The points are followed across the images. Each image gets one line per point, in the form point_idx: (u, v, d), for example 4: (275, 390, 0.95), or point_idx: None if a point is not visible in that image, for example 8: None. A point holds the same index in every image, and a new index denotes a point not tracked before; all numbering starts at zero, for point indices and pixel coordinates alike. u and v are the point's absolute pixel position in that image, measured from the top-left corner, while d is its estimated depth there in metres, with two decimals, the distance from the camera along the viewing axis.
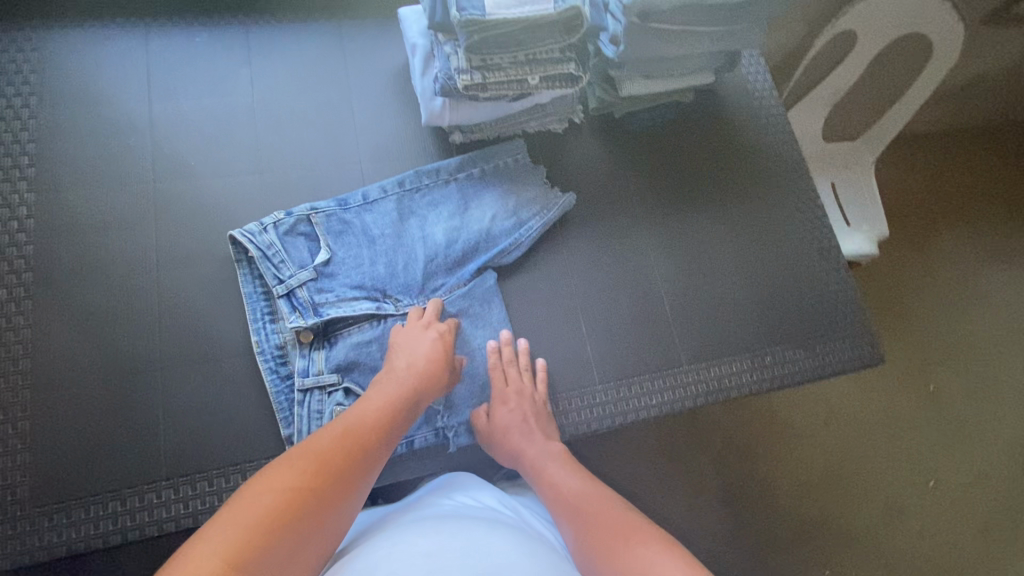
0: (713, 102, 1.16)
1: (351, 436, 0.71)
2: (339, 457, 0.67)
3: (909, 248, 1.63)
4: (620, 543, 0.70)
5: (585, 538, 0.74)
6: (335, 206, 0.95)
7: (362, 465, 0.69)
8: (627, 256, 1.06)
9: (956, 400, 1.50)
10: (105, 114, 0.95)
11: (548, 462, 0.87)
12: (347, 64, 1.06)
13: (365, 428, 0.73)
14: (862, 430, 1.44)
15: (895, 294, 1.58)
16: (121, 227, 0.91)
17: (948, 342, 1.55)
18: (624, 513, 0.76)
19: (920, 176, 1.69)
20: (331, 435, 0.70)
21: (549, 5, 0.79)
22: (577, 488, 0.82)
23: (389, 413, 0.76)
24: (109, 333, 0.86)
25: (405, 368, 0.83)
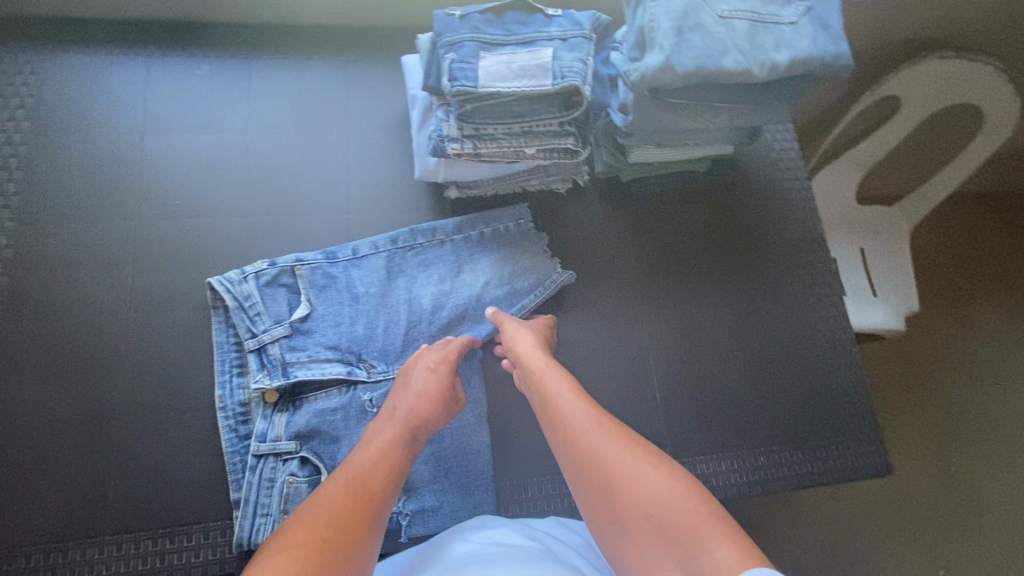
0: (731, 172, 1.09)
1: (356, 484, 0.67)
2: (347, 510, 0.64)
3: (947, 321, 1.47)
4: (622, 474, 0.66)
5: (584, 460, 0.69)
6: (321, 259, 0.92)
7: (373, 514, 0.65)
8: (620, 332, 1.00)
9: (985, 499, 1.35)
10: (98, 145, 0.95)
11: (550, 370, 0.80)
12: (348, 106, 1.03)
13: (370, 473, 0.69)
14: (873, 523, 1.31)
15: (925, 372, 1.43)
16: (99, 263, 0.90)
17: (975, 431, 1.40)
18: (621, 433, 0.70)
19: (969, 241, 1.52)
20: (336, 486, 0.67)
21: (550, 81, 0.73)
22: (580, 400, 0.75)
23: (392, 454, 0.73)
24: (75, 374, 0.85)
25: (404, 401, 0.80)
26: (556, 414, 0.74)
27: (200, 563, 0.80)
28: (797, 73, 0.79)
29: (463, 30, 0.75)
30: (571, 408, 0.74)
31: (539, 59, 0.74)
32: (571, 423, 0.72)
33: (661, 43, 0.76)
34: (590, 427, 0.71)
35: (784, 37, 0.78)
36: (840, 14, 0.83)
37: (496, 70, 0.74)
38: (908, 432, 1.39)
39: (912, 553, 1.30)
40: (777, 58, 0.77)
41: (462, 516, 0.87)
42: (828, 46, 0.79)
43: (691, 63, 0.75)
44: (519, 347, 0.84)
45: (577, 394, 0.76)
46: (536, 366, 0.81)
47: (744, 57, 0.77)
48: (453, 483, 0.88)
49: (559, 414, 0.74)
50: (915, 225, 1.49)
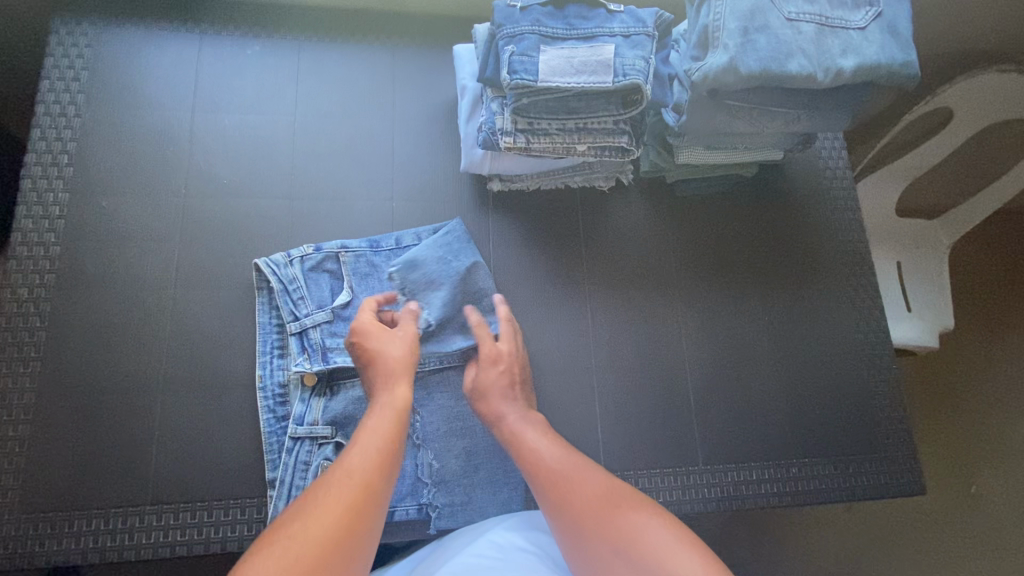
0: (776, 179, 1.07)
1: (349, 484, 0.64)
2: (340, 512, 0.60)
3: (986, 338, 1.43)
4: (594, 511, 0.67)
5: (557, 504, 0.70)
6: (365, 247, 0.93)
7: (369, 515, 0.62)
8: (656, 335, 0.99)
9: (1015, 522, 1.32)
10: (149, 121, 0.95)
11: (518, 421, 0.82)
12: (395, 93, 1.02)
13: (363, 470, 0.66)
14: (898, 540, 1.29)
15: (960, 389, 1.40)
16: (147, 239, 0.91)
17: (994, 452, 1.37)
18: (593, 469, 0.73)
19: (1014, 258, 1.47)
20: (327, 487, 0.63)
21: (611, 78, 0.72)
22: (549, 449, 0.77)
23: (382, 447, 0.69)
24: (121, 346, 0.87)
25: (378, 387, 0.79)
26: (528, 461, 0.76)
27: (236, 539, 0.82)
28: (862, 80, 0.77)
29: (525, 21, 0.74)
30: (541, 455, 0.76)
31: (601, 55, 0.73)
32: (542, 467, 0.74)
33: (725, 43, 0.74)
34: (559, 470, 0.73)
35: (851, 43, 0.76)
36: (910, 21, 0.80)
37: (556, 65, 0.73)
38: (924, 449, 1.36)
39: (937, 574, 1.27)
40: (843, 64, 0.75)
41: (491, 511, 0.88)
42: (897, 54, 0.77)
43: (756, 65, 0.74)
44: (494, 395, 0.85)
45: (545, 437, 0.79)
46: (508, 422, 0.82)
47: (810, 62, 0.75)
48: (483, 478, 0.89)
49: (530, 462, 0.76)
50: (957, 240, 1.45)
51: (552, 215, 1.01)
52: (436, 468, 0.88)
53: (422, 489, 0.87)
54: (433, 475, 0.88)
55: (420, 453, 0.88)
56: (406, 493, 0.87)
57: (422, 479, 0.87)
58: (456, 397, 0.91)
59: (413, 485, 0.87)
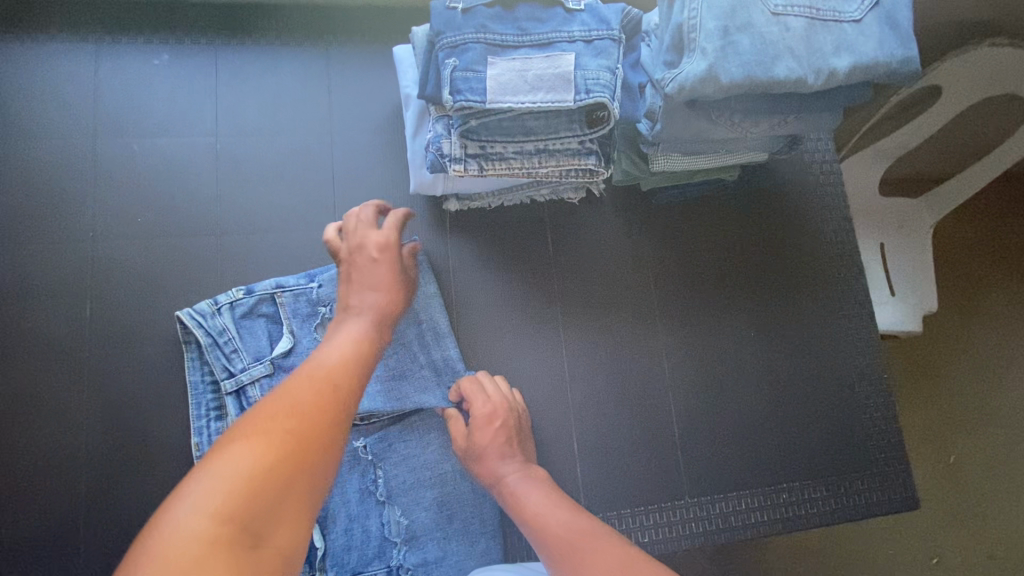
0: (761, 178, 0.98)
1: (322, 371, 0.58)
2: (314, 398, 0.55)
3: (979, 319, 1.37)
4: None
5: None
6: (305, 285, 0.82)
7: (348, 400, 0.57)
8: (636, 360, 0.92)
9: (1007, 510, 1.29)
10: (43, 151, 0.82)
11: (521, 483, 0.75)
12: (332, 102, 0.90)
13: (340, 361, 0.60)
14: (892, 537, 1.25)
15: (952, 375, 1.34)
16: (54, 293, 0.79)
17: (981, 434, 1.32)
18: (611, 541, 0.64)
19: (1009, 233, 1.40)
20: (300, 373, 0.57)
21: (571, 96, 0.61)
22: (557, 512, 0.69)
23: (361, 348, 0.63)
24: (34, 420, 0.76)
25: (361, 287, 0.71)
26: (536, 531, 0.68)
27: None
28: (857, 80, 0.68)
29: (468, 28, 0.62)
30: (551, 523, 0.68)
31: (559, 67, 0.62)
32: (552, 538, 0.66)
33: (702, 47, 0.64)
34: (572, 538, 0.65)
35: (845, 38, 0.67)
36: (910, 8, 0.70)
37: (507, 80, 0.62)
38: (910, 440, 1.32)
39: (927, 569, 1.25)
40: (837, 64, 0.66)
41: (469, 564, 0.81)
42: (896, 50, 0.67)
43: (738, 71, 0.64)
44: (490, 457, 0.78)
45: (554, 503, 0.71)
46: (509, 482, 0.75)
47: (800, 64, 0.65)
48: (457, 531, 0.81)
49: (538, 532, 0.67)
50: (946, 219, 1.39)
51: (518, 234, 0.92)
52: (405, 525, 0.80)
53: (391, 549, 0.79)
54: (402, 532, 0.80)
55: (386, 510, 0.80)
56: (373, 555, 0.79)
57: (390, 538, 0.80)
58: (422, 444, 0.83)
59: (380, 546, 0.79)
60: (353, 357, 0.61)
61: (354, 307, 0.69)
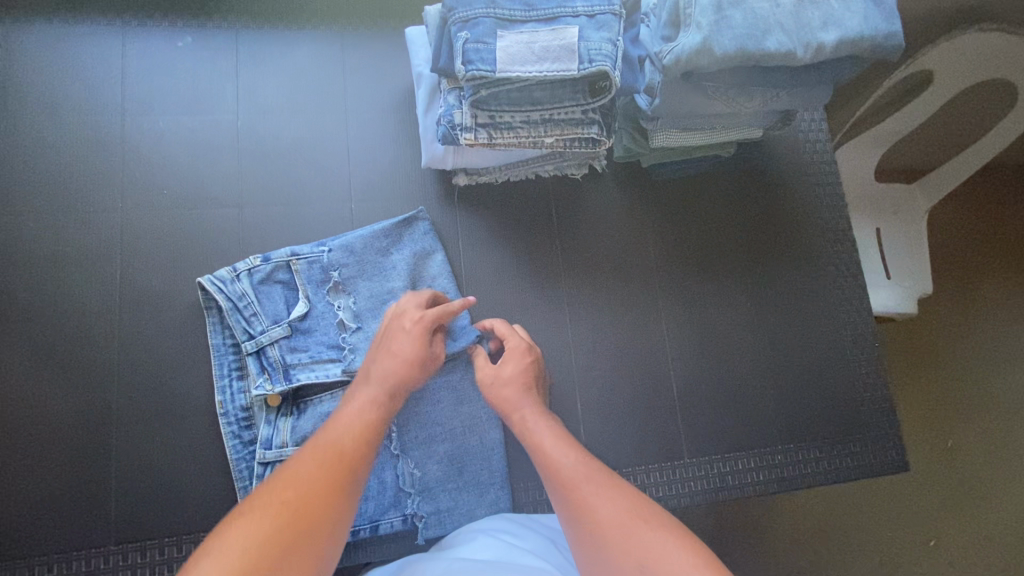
0: (755, 155, 1.02)
1: (329, 451, 0.61)
2: (319, 478, 0.58)
3: (971, 299, 1.41)
4: (614, 525, 0.60)
5: (576, 509, 0.63)
6: (317, 252, 0.86)
7: (352, 485, 0.59)
8: (636, 327, 0.96)
9: (998, 483, 1.33)
10: (74, 127, 0.86)
11: (538, 416, 0.73)
12: (346, 83, 0.94)
13: (344, 435, 0.62)
14: (889, 510, 1.28)
15: (945, 353, 1.38)
16: (85, 259, 0.83)
17: (972, 410, 1.36)
18: (616, 481, 0.65)
19: (999, 216, 1.44)
20: (301, 458, 0.60)
21: (575, 66, 0.66)
22: (569, 449, 0.68)
23: (367, 424, 0.64)
24: (66, 378, 0.80)
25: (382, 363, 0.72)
26: (547, 465, 0.67)
27: None
28: (844, 54, 0.72)
29: (478, 3, 0.67)
30: (562, 459, 0.67)
31: (564, 39, 0.66)
32: (562, 472, 0.66)
33: (697, 21, 0.69)
34: (579, 474, 0.65)
35: (832, 14, 0.71)
36: None
37: (515, 52, 0.66)
38: (903, 416, 1.35)
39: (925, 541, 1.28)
40: (825, 38, 0.70)
41: (479, 513, 0.85)
42: (880, 25, 0.72)
43: (732, 44, 0.68)
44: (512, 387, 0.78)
45: (568, 441, 0.69)
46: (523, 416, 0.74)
47: (790, 38, 0.70)
48: (467, 482, 0.86)
49: (548, 465, 0.67)
50: (939, 203, 1.43)
51: (523, 207, 0.96)
52: (418, 477, 0.85)
53: (405, 499, 0.84)
54: (415, 484, 0.84)
55: (400, 462, 0.84)
56: (388, 505, 0.83)
57: (405, 489, 0.84)
58: (433, 403, 0.87)
59: (395, 497, 0.84)
60: (362, 432, 0.63)
61: (371, 378, 0.71)
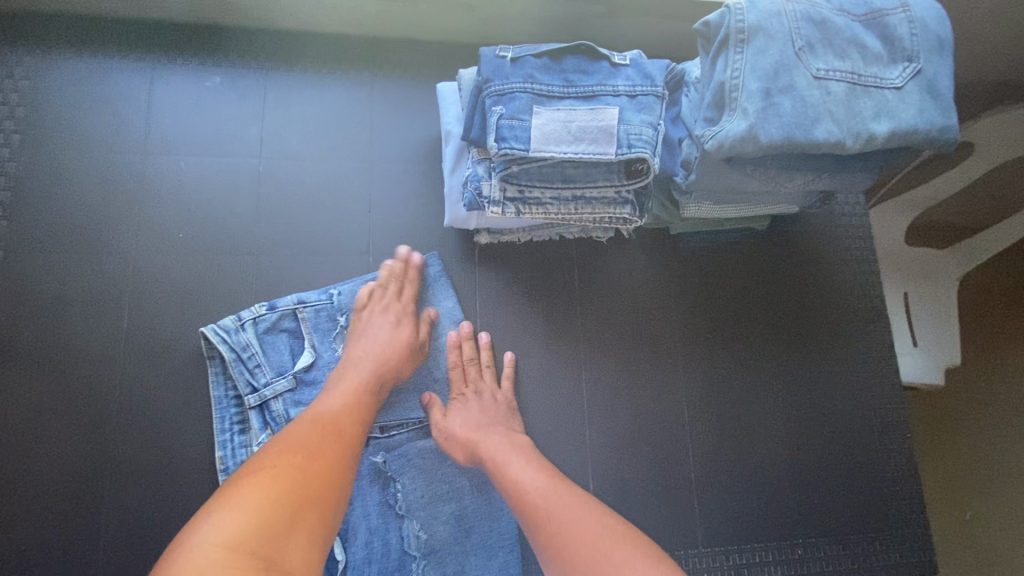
0: (790, 227, 0.98)
1: (326, 421, 0.67)
2: (321, 443, 0.64)
3: None
4: (583, 550, 0.65)
5: (544, 538, 0.68)
6: (325, 300, 0.84)
7: (349, 446, 0.66)
8: (656, 400, 0.92)
9: None
10: (95, 163, 0.85)
11: (504, 448, 0.78)
12: (372, 130, 0.92)
13: (339, 413, 0.69)
14: None
15: None
16: (94, 301, 0.81)
17: None
18: (586, 505, 0.70)
19: None
20: (302, 424, 0.66)
21: (613, 150, 0.63)
22: (539, 479, 0.73)
23: (356, 402, 0.71)
24: (65, 425, 0.78)
25: (364, 348, 0.79)
26: (516, 489, 0.73)
27: None
28: (895, 145, 0.69)
29: (516, 77, 0.64)
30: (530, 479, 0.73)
31: (603, 120, 0.63)
32: (529, 499, 0.71)
33: (743, 107, 0.65)
34: (545, 501, 0.70)
35: (886, 105, 0.67)
36: (952, 76, 0.70)
37: (551, 131, 0.63)
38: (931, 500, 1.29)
39: None
40: (877, 129, 0.67)
41: None
42: (935, 118, 0.68)
43: (778, 133, 0.65)
44: (469, 433, 0.81)
45: (538, 465, 0.75)
46: (490, 448, 0.79)
47: (839, 127, 0.66)
48: (475, 544, 0.81)
49: (515, 497, 0.72)
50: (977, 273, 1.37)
51: (545, 269, 0.93)
52: (424, 539, 0.80)
53: (411, 563, 0.79)
54: (421, 546, 0.80)
55: (406, 523, 0.80)
56: (393, 568, 0.79)
57: (410, 552, 0.79)
58: (441, 462, 0.83)
59: (400, 560, 0.79)
60: (353, 408, 0.71)
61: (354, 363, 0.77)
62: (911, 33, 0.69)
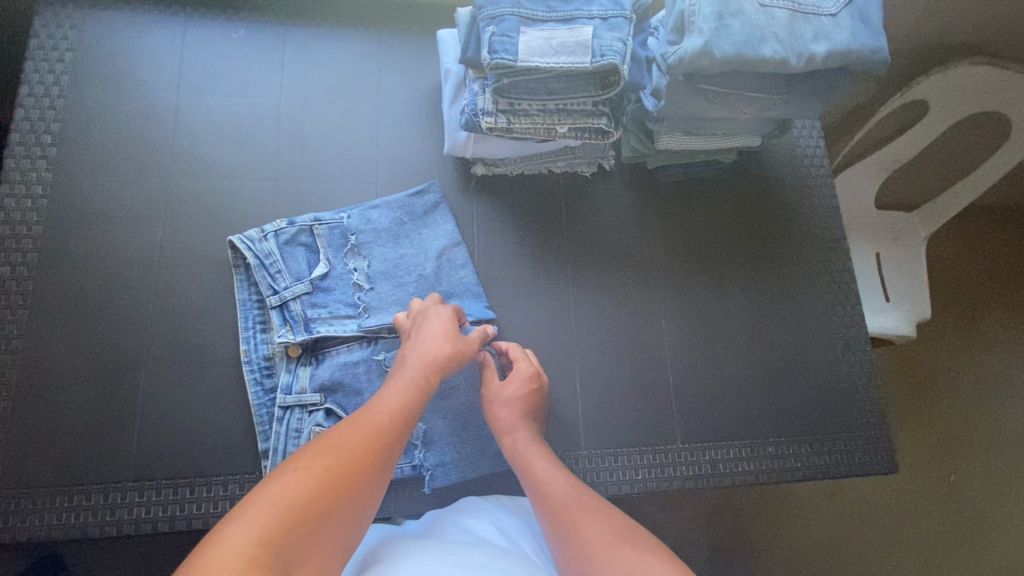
0: (754, 165, 1.10)
1: (367, 426, 0.69)
2: (355, 448, 0.66)
3: (967, 322, 1.44)
4: (600, 545, 0.68)
5: (566, 532, 0.71)
6: (337, 219, 0.94)
7: (385, 451, 0.68)
8: (636, 316, 1.01)
9: (995, 505, 1.33)
10: (134, 101, 0.96)
11: (532, 449, 0.82)
12: (380, 78, 1.04)
13: (383, 416, 0.71)
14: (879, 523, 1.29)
15: (943, 374, 1.40)
16: (132, 218, 0.91)
17: (970, 433, 1.37)
18: (603, 508, 0.73)
19: (996, 244, 1.48)
20: (345, 428, 0.68)
21: (588, 59, 0.74)
22: (564, 483, 0.77)
23: (402, 406, 0.73)
24: (103, 325, 0.86)
25: (418, 352, 0.80)
26: (539, 494, 0.76)
27: (219, 514, 0.81)
28: (833, 65, 0.80)
29: (505, 2, 0.76)
30: (553, 486, 0.77)
31: (579, 36, 0.74)
32: (553, 499, 0.75)
33: (700, 28, 0.76)
34: (572, 504, 0.74)
35: (823, 29, 0.79)
36: (880, 8, 0.82)
37: (535, 45, 0.74)
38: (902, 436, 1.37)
39: (917, 557, 1.28)
40: (816, 49, 0.78)
41: (481, 468, 0.89)
42: (867, 41, 0.79)
43: (730, 49, 0.76)
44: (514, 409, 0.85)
45: (558, 472, 0.79)
46: (519, 444, 0.83)
47: (783, 47, 0.77)
48: (471, 436, 0.90)
49: (542, 494, 0.76)
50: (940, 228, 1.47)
51: (535, 199, 1.03)
52: (424, 430, 0.89)
53: (414, 450, 0.88)
54: (422, 437, 0.88)
55: None
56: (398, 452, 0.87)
57: (412, 441, 0.88)
58: None
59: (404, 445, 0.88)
60: (397, 414, 0.72)
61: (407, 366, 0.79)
62: None
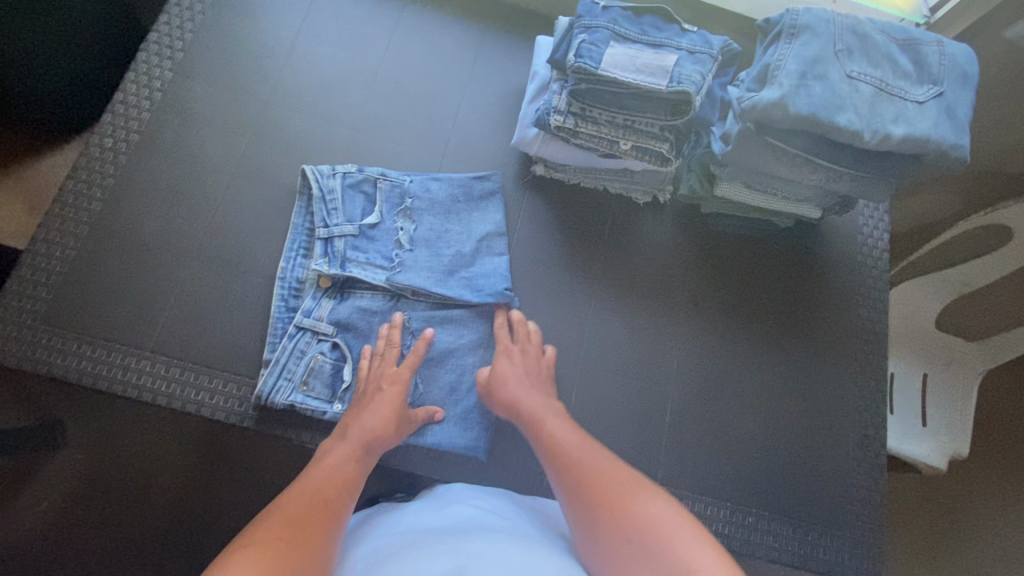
0: (809, 239, 1.09)
1: (309, 495, 0.68)
2: (303, 515, 0.64)
3: None
4: (618, 494, 0.69)
5: (579, 489, 0.72)
6: (401, 179, 1.01)
7: (333, 518, 0.66)
8: (650, 348, 1.01)
9: None
10: (258, 32, 1.07)
11: (543, 411, 0.85)
12: (474, 66, 1.11)
13: (322, 485, 0.70)
14: None
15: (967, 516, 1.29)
16: (224, 128, 1.01)
17: None
18: (613, 461, 0.76)
19: None
20: (286, 503, 0.66)
21: (664, 82, 0.78)
22: (575, 438, 0.79)
23: (342, 480, 0.72)
24: (170, 210, 0.95)
25: (360, 420, 0.81)
26: (552, 450, 0.79)
27: (211, 405, 0.86)
28: (907, 151, 0.79)
29: (602, 18, 0.81)
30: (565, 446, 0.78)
31: (663, 61, 0.79)
32: (564, 452, 0.77)
33: (781, 81, 0.78)
34: (584, 458, 0.76)
35: (905, 113, 0.79)
36: (970, 108, 0.81)
37: (619, 59, 0.79)
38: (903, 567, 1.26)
39: None
40: (893, 129, 0.77)
41: (457, 444, 0.90)
42: (948, 134, 0.78)
43: (805, 108, 0.77)
44: (516, 382, 0.88)
45: (570, 431, 0.81)
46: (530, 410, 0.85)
47: (860, 120, 0.77)
48: (457, 411, 0.91)
49: (553, 450, 0.78)
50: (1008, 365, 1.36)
51: (584, 211, 1.06)
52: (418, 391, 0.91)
53: None
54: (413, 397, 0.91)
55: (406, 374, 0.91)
56: None
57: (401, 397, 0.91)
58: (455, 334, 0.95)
59: None
60: (341, 484, 0.71)
61: (344, 438, 0.79)
62: (938, 63, 0.82)
